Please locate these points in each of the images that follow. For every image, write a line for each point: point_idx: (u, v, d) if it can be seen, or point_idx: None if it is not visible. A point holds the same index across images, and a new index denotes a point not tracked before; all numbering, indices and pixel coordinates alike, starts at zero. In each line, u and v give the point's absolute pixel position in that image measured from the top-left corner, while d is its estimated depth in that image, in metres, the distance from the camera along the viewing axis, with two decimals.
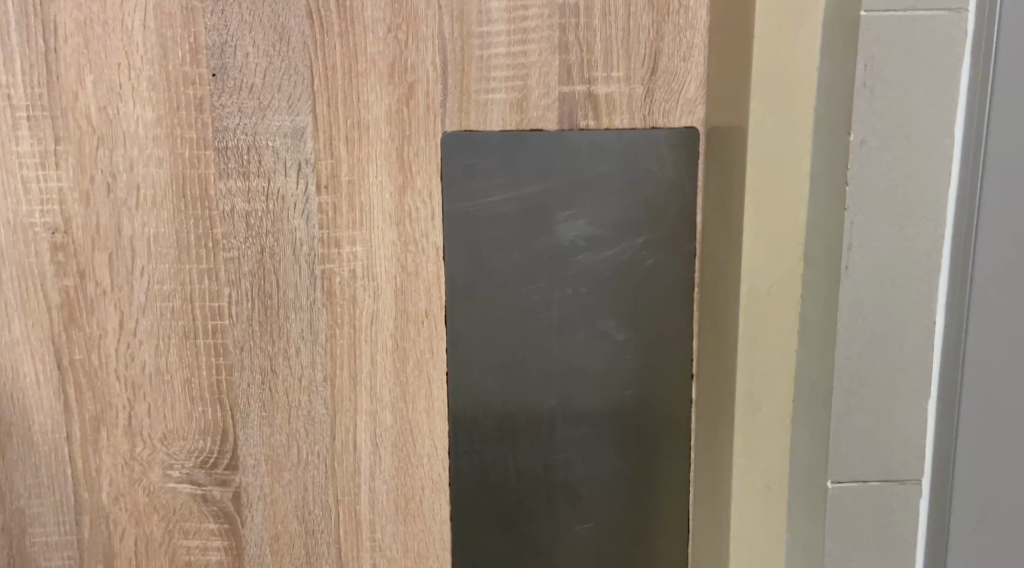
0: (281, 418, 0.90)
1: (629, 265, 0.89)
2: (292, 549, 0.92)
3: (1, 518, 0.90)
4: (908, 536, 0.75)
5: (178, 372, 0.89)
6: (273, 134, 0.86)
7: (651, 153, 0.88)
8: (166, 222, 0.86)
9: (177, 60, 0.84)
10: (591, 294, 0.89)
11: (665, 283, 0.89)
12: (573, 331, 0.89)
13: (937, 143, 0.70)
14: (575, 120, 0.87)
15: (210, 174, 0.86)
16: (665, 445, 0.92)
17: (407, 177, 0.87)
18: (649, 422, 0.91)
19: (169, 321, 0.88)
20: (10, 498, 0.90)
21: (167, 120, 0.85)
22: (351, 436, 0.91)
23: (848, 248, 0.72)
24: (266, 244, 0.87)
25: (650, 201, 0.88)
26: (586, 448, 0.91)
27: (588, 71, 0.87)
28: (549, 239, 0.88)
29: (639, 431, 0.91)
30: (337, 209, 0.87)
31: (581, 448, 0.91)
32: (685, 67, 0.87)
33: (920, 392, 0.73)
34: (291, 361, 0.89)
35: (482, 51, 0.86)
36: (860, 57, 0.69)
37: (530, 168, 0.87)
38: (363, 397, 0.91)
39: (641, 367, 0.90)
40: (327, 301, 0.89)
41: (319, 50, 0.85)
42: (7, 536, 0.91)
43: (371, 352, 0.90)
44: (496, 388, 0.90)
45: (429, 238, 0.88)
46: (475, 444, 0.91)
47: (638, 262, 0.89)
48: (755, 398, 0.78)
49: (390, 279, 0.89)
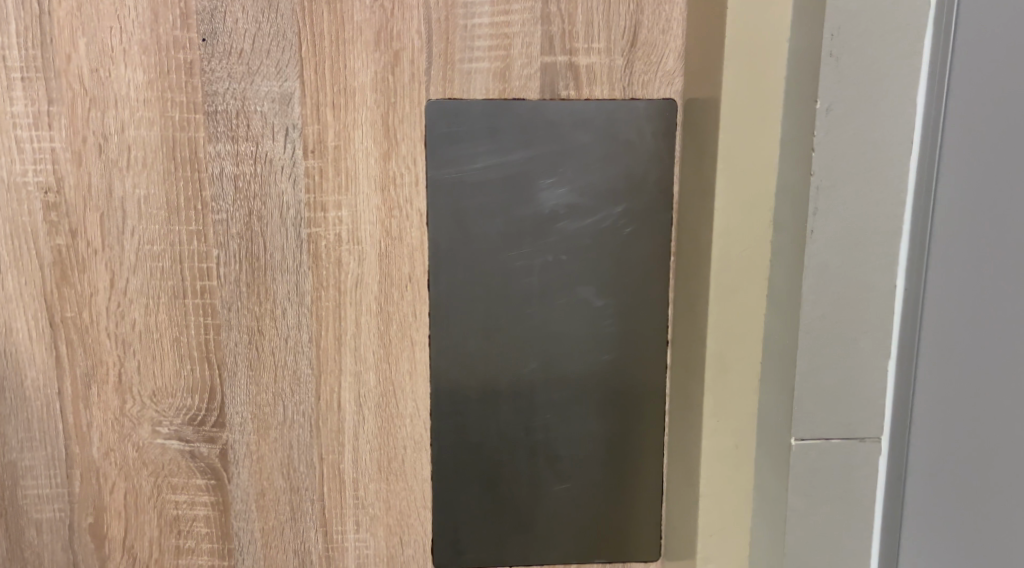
0: (267, 378, 0.93)
1: (608, 233, 0.91)
2: (277, 505, 0.95)
3: None
4: (868, 493, 0.79)
5: (167, 331, 0.91)
6: (261, 100, 0.88)
7: (630, 124, 0.90)
8: (156, 183, 0.89)
9: (168, 25, 0.86)
10: (572, 261, 0.92)
11: (643, 251, 0.92)
12: (553, 297, 0.92)
13: (900, 112, 0.73)
14: (556, 90, 0.90)
15: (200, 137, 0.88)
16: (642, 409, 0.95)
17: (392, 144, 0.90)
18: (626, 387, 0.94)
19: (158, 281, 0.90)
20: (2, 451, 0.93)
21: (158, 83, 0.87)
22: (335, 396, 0.94)
23: (814, 214, 0.74)
24: (254, 207, 0.90)
25: (629, 171, 0.91)
26: (565, 410, 0.94)
27: (569, 42, 0.89)
28: (531, 207, 0.90)
29: (616, 395, 0.94)
30: (323, 174, 0.90)
31: (560, 411, 0.94)
32: (663, 40, 0.90)
33: (880, 354, 0.76)
34: (277, 321, 0.92)
35: (466, 21, 0.88)
36: (826, 26, 0.71)
37: (513, 137, 0.90)
38: (347, 358, 0.93)
39: (619, 332, 0.93)
40: (313, 264, 0.91)
41: (306, 17, 0.87)
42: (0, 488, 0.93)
43: (356, 315, 0.93)
44: (478, 351, 0.93)
45: (413, 204, 0.91)
46: (456, 405, 0.94)
47: (617, 230, 0.91)
48: (725, 360, 0.82)
49: (374, 244, 0.91)
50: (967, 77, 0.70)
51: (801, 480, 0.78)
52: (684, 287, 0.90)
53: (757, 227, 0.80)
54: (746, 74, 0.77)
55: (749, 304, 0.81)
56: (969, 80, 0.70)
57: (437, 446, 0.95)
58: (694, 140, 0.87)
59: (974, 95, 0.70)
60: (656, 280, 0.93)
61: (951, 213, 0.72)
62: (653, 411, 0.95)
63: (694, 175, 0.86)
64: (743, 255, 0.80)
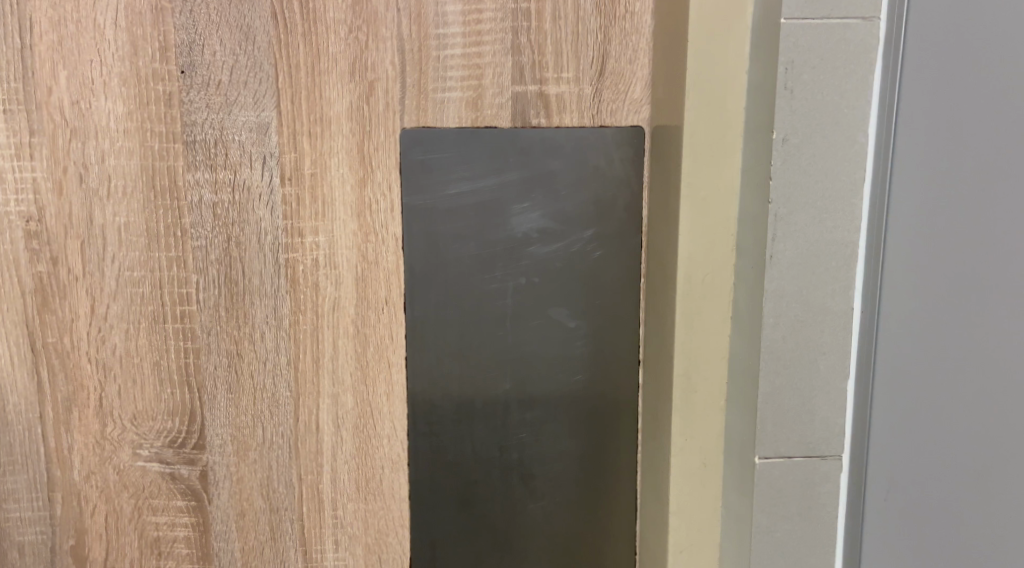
0: (246, 400, 0.95)
1: (579, 256, 0.94)
2: (257, 525, 0.97)
3: None
4: (829, 508, 0.81)
5: (148, 355, 0.93)
6: (239, 129, 0.90)
7: (599, 150, 0.93)
8: (136, 211, 0.91)
9: (147, 57, 0.88)
10: (543, 283, 0.94)
11: (612, 274, 0.95)
12: (526, 318, 0.94)
13: (852, 141, 0.76)
14: (527, 118, 0.92)
15: (179, 166, 0.90)
16: (614, 427, 0.97)
17: (368, 171, 0.92)
18: (599, 406, 0.96)
19: (139, 306, 0.92)
20: None
21: (138, 114, 0.89)
22: (314, 418, 0.96)
23: (772, 239, 0.77)
24: (232, 234, 0.92)
25: (598, 196, 0.93)
26: (539, 429, 0.96)
27: (539, 72, 0.92)
28: (504, 231, 0.93)
29: (590, 414, 0.96)
30: (300, 200, 0.92)
31: (535, 430, 0.96)
32: (631, 69, 0.92)
33: (839, 373, 0.79)
34: (256, 345, 0.94)
35: (438, 52, 0.91)
36: (781, 60, 0.75)
37: (485, 164, 0.92)
38: (325, 380, 0.95)
39: (590, 353, 0.96)
40: (291, 288, 0.93)
41: (283, 49, 0.89)
42: None
43: (333, 338, 0.95)
44: (453, 372, 0.95)
45: (389, 229, 0.93)
46: (432, 425, 0.96)
47: (588, 253, 0.94)
48: (691, 380, 0.84)
49: (351, 268, 0.94)
50: (915, 107, 0.73)
51: (765, 496, 0.81)
52: (654, 311, 0.92)
53: (720, 252, 0.82)
54: (708, 103, 0.80)
55: (715, 326, 0.83)
56: (916, 109, 0.73)
57: (414, 466, 0.97)
58: (660, 166, 0.89)
59: (921, 125, 0.73)
60: (626, 302, 0.95)
61: (902, 238, 0.75)
62: (624, 429, 0.97)
63: (660, 201, 0.89)
64: (708, 279, 0.82)
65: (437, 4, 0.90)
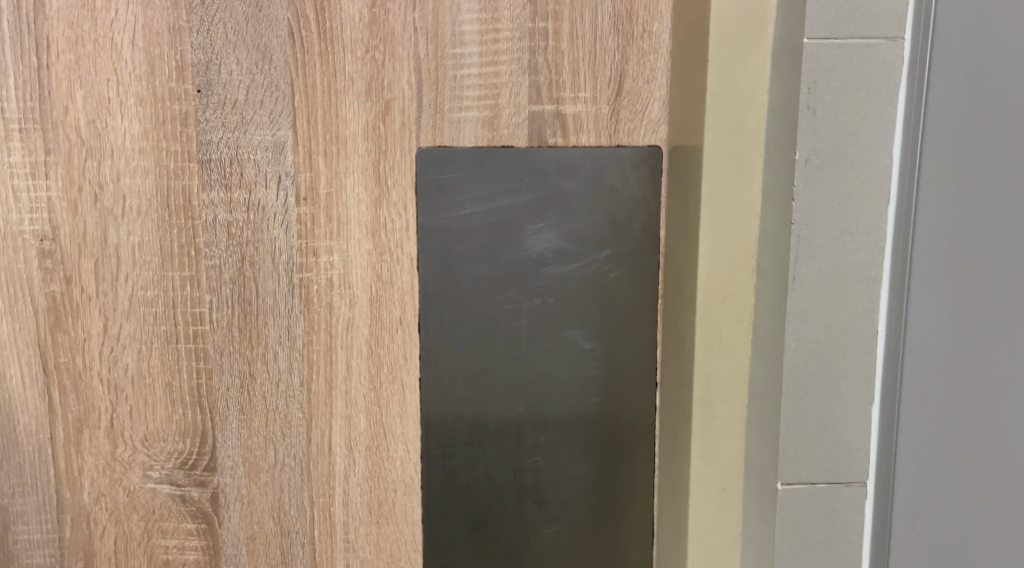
0: (258, 421, 0.94)
1: (595, 276, 0.93)
2: (268, 549, 0.95)
3: None
4: (853, 536, 0.80)
5: (160, 376, 0.92)
6: (254, 148, 0.90)
7: (616, 170, 0.92)
8: (150, 231, 0.90)
9: (164, 77, 0.88)
10: (557, 303, 0.93)
11: (627, 294, 0.93)
12: (541, 340, 0.93)
13: (876, 163, 0.75)
14: (544, 138, 0.92)
15: (194, 185, 0.90)
16: (629, 450, 0.95)
17: (383, 190, 0.91)
18: (614, 430, 0.95)
19: (151, 326, 0.91)
20: None
21: (153, 133, 0.89)
22: (326, 439, 0.94)
23: (794, 262, 0.76)
24: (246, 253, 0.91)
25: (614, 216, 0.92)
26: (553, 452, 0.95)
27: (556, 91, 0.91)
28: (519, 251, 0.92)
29: (605, 437, 0.95)
30: (315, 220, 0.91)
31: (549, 453, 0.95)
32: (648, 89, 0.92)
33: (862, 398, 0.78)
34: (269, 365, 0.93)
35: (455, 71, 0.90)
36: (804, 80, 0.74)
37: (500, 184, 0.91)
38: (338, 402, 0.94)
39: (605, 375, 0.94)
40: (305, 308, 0.92)
41: (300, 68, 0.89)
42: None
43: (346, 359, 0.94)
44: (467, 394, 0.94)
45: (404, 249, 0.92)
46: (446, 447, 0.95)
47: (604, 274, 0.93)
48: (711, 403, 0.83)
49: (365, 288, 0.93)
50: (941, 128, 0.72)
51: (786, 523, 0.79)
52: (672, 332, 0.92)
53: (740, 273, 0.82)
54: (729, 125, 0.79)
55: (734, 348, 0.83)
56: (942, 131, 0.72)
57: (426, 489, 0.95)
58: (679, 184, 0.89)
59: (947, 147, 0.72)
60: (642, 323, 0.94)
61: (928, 258, 0.74)
62: (639, 452, 0.96)
63: (680, 219, 0.88)
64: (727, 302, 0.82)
65: (454, 23, 0.89)
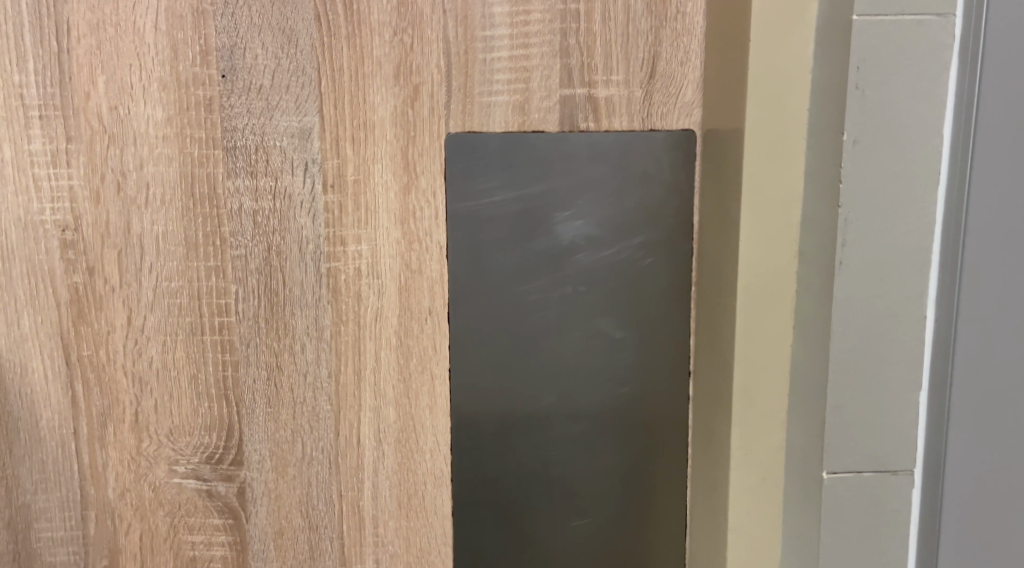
0: (286, 414, 0.92)
1: (627, 264, 0.91)
2: (295, 544, 0.94)
3: (7, 514, 0.91)
4: (899, 526, 0.78)
5: (185, 368, 0.90)
6: (280, 135, 0.88)
7: (648, 155, 0.90)
8: (174, 220, 0.88)
9: (187, 61, 0.86)
10: (588, 291, 0.91)
11: (658, 281, 0.92)
12: (571, 329, 0.91)
13: (925, 144, 0.74)
14: (576, 122, 0.90)
15: (219, 172, 0.87)
16: (661, 441, 0.94)
17: (412, 177, 0.89)
18: (647, 421, 0.93)
19: (176, 318, 0.89)
20: (15, 494, 0.91)
21: (177, 120, 0.86)
22: (355, 432, 0.93)
23: (841, 245, 0.75)
24: (272, 242, 0.89)
25: (646, 202, 0.90)
26: (583, 444, 0.93)
27: (588, 74, 0.89)
28: (549, 239, 0.90)
29: (637, 428, 0.93)
30: (343, 208, 0.89)
31: (580, 444, 0.93)
32: (682, 71, 0.90)
33: (910, 384, 0.76)
34: (296, 357, 0.91)
35: (485, 54, 0.88)
36: (852, 60, 0.73)
37: (530, 170, 0.89)
38: (366, 394, 0.92)
39: (637, 364, 0.93)
40: (332, 298, 0.90)
41: (327, 52, 0.87)
42: (12, 532, 0.92)
43: (375, 350, 0.92)
44: (497, 385, 0.92)
45: (433, 237, 0.90)
46: (476, 439, 0.93)
47: (636, 261, 0.91)
48: (751, 395, 0.78)
49: (394, 278, 0.91)
50: (995, 108, 0.71)
51: (831, 513, 0.78)
52: (705, 319, 0.90)
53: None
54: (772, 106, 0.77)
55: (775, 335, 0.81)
56: (996, 111, 0.71)
57: (456, 482, 0.94)
58: (714, 168, 0.87)
59: (1002, 128, 0.70)
60: (674, 311, 0.92)
61: None
62: (671, 442, 0.94)
63: (715, 204, 0.87)
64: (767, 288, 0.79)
65: (485, 6, 0.87)
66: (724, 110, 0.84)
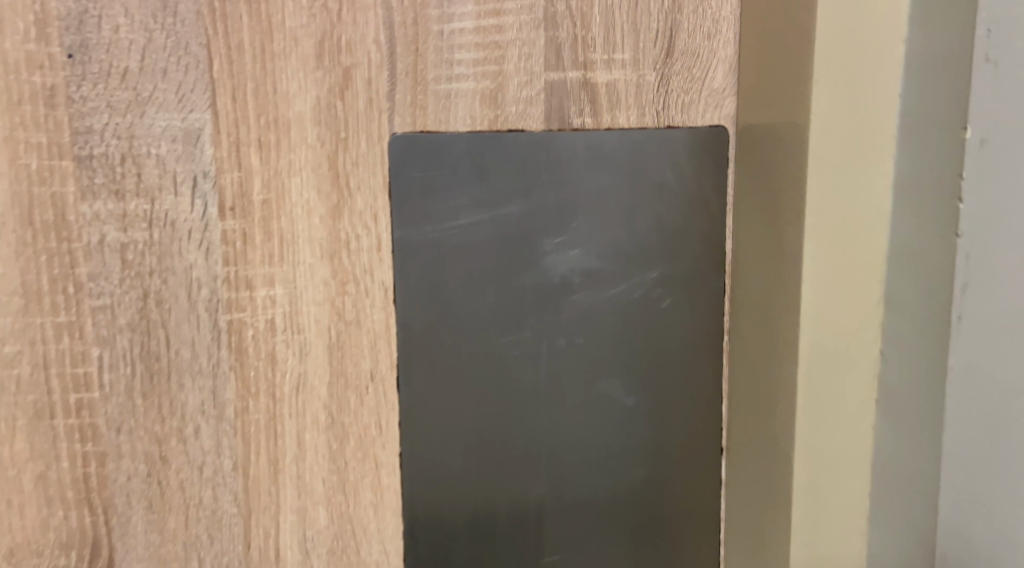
0: (175, 523, 0.66)
1: (639, 303, 0.69)
2: None
3: None
4: None
5: (27, 466, 0.64)
6: (156, 138, 0.63)
7: (666, 160, 0.67)
8: (5, 260, 0.62)
9: (17, 35, 0.60)
10: (585, 340, 0.69)
11: (678, 324, 0.69)
12: (566, 394, 0.69)
13: None
14: (566, 117, 0.66)
15: (69, 191, 0.62)
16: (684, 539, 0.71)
17: (344, 195, 0.65)
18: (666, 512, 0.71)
19: (12, 396, 0.63)
20: None
21: (4, 118, 0.61)
22: (272, 542, 0.68)
23: (963, 290, 0.53)
24: (149, 288, 0.64)
25: (661, 222, 0.68)
26: (582, 545, 0.70)
27: (582, 52, 0.66)
28: (535, 275, 0.68)
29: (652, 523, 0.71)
30: (249, 238, 0.65)
31: (578, 546, 0.70)
32: (708, 48, 0.67)
33: None
34: (188, 444, 0.66)
35: (441, 26, 0.64)
36: (981, 23, 0.51)
37: (508, 183, 0.66)
38: (286, 491, 0.67)
39: (651, 435, 0.70)
40: (237, 362, 0.66)
41: (219, 23, 0.62)
42: None
43: (298, 431, 0.67)
44: (468, 470, 0.69)
45: (375, 276, 0.66)
46: (440, 544, 0.69)
47: (653, 299, 0.69)
48: (820, 490, 0.60)
49: (322, 332, 0.66)
50: None
51: None
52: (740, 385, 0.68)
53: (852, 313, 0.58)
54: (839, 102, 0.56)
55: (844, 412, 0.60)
56: None
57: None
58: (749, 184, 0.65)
59: None
60: (699, 366, 0.70)
61: None
62: (699, 541, 0.71)
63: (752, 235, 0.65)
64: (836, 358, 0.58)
65: None
66: (763, 107, 0.62)
